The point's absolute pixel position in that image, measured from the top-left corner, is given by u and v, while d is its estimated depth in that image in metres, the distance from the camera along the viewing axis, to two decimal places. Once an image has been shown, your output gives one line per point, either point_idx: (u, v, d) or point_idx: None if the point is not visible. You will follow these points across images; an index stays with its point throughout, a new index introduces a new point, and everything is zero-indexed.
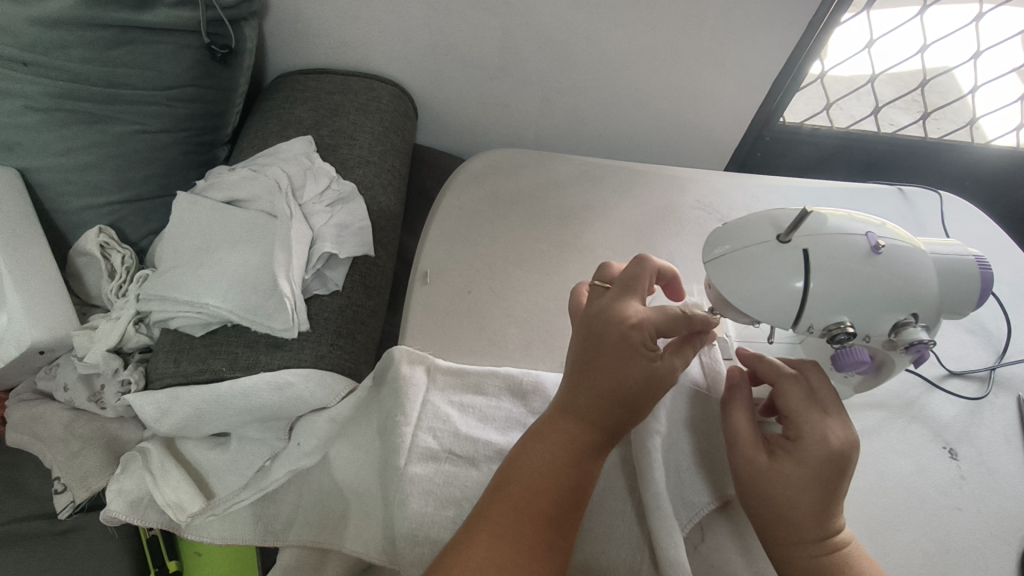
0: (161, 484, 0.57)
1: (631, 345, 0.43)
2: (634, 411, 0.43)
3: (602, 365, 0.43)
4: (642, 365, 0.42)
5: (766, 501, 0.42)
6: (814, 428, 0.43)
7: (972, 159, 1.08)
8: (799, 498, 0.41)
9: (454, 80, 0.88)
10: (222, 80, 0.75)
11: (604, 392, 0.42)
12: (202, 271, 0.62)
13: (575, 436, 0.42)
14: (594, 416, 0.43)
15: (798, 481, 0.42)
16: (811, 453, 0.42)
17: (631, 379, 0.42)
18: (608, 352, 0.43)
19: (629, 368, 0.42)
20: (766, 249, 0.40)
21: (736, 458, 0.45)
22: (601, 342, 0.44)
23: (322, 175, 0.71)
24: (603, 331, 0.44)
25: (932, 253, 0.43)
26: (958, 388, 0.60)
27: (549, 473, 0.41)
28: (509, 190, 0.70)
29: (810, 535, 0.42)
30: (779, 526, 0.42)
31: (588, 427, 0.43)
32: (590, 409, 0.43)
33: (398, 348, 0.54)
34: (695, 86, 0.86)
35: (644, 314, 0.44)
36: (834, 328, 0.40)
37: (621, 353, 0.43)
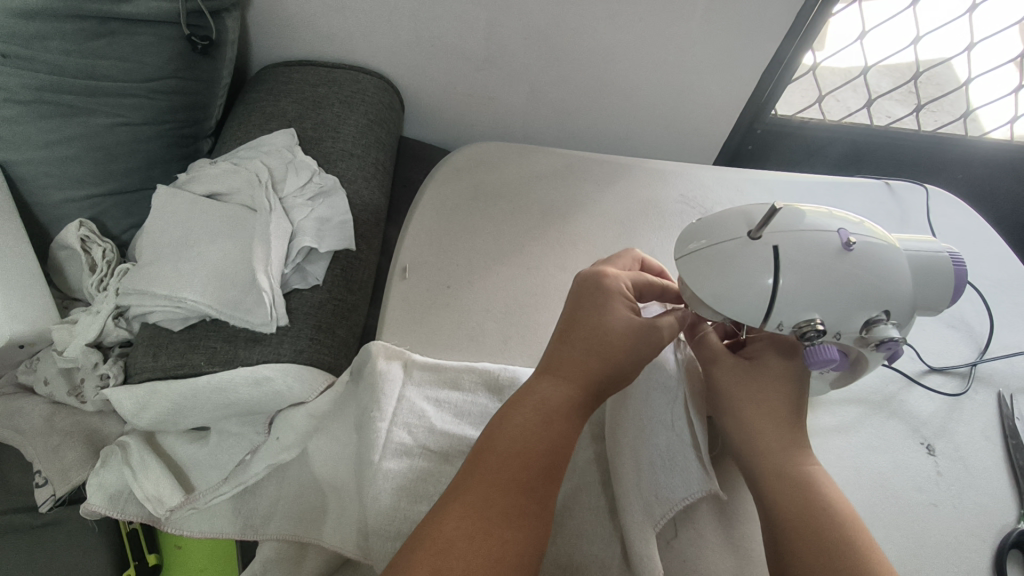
0: (140, 478, 0.57)
1: (610, 299, 0.46)
2: (618, 365, 0.44)
3: (585, 319, 0.46)
4: (623, 316, 0.45)
5: (751, 397, 0.48)
6: (777, 338, 0.51)
7: (967, 152, 1.08)
8: (777, 393, 0.47)
9: (441, 72, 0.87)
10: (203, 72, 0.74)
11: (582, 351, 0.44)
12: (182, 265, 0.62)
13: (559, 390, 0.43)
14: (577, 371, 0.44)
15: (775, 378, 0.48)
16: (780, 357, 0.49)
17: (613, 328, 0.45)
18: (594, 309, 0.46)
19: (609, 319, 0.45)
20: (736, 245, 0.40)
21: (717, 369, 0.50)
22: (583, 301, 0.47)
23: (303, 168, 0.71)
24: (584, 292, 0.47)
25: (906, 249, 0.42)
26: (937, 383, 0.60)
27: (530, 431, 0.41)
28: (493, 183, 0.69)
29: (788, 431, 0.46)
30: (761, 421, 0.46)
31: (569, 385, 0.43)
32: (575, 366, 0.44)
33: (375, 343, 0.54)
34: (684, 78, 0.85)
35: (619, 276, 0.48)
36: (805, 325, 0.40)
37: (602, 306, 0.46)
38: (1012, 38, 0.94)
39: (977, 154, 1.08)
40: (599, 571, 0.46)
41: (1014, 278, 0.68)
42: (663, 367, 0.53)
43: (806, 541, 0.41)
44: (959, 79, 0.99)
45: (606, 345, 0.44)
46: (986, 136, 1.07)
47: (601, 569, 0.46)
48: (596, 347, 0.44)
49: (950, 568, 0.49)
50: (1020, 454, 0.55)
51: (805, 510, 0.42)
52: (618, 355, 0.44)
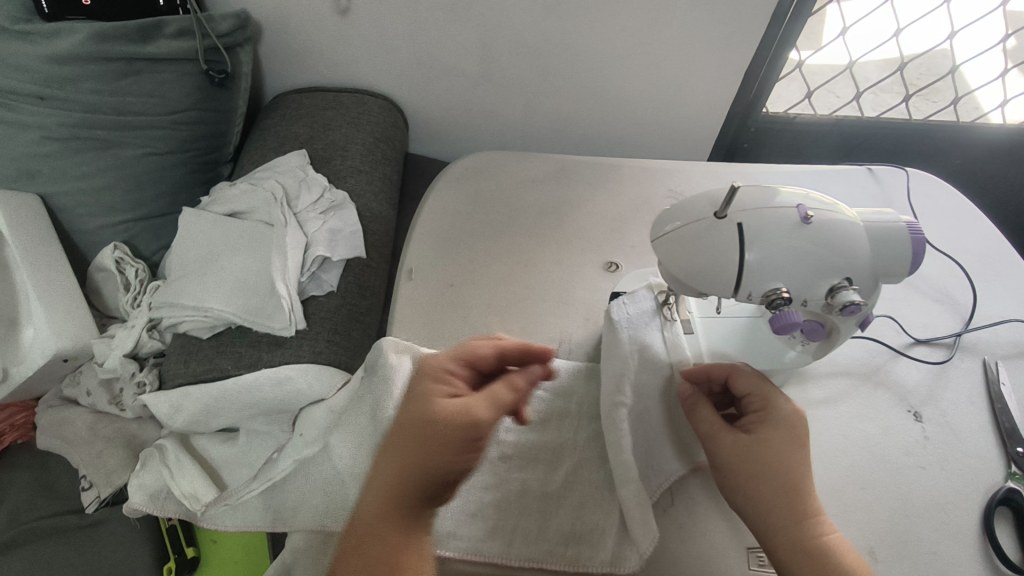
0: (177, 478, 0.63)
1: (419, 386, 0.43)
2: (420, 459, 0.39)
3: (399, 413, 0.42)
4: (426, 410, 0.40)
5: (761, 473, 0.46)
6: (774, 402, 0.49)
7: (965, 136, 1.10)
8: (786, 464, 0.46)
9: (440, 89, 0.93)
10: (220, 103, 0.81)
11: (399, 449, 0.39)
12: (207, 279, 0.67)
13: (389, 477, 0.39)
14: (395, 460, 0.39)
15: (782, 449, 0.47)
16: (779, 424, 0.48)
17: (428, 416, 0.40)
18: (417, 395, 0.42)
19: (417, 417, 0.40)
20: (705, 225, 0.44)
21: (717, 446, 0.48)
22: (406, 393, 0.44)
23: (315, 185, 0.76)
24: (412, 382, 0.44)
25: (865, 223, 0.45)
26: (923, 354, 0.62)
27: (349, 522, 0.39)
28: (491, 190, 0.74)
29: (794, 499, 0.45)
30: (765, 475, 0.46)
31: (383, 487, 0.39)
32: (385, 465, 0.39)
33: (386, 339, 0.58)
34: (674, 80, 0.89)
35: (436, 355, 0.45)
36: (772, 294, 0.43)
37: (418, 394, 0.42)
38: (994, 23, 0.97)
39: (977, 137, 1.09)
40: (599, 538, 0.49)
41: (998, 251, 0.71)
42: (650, 346, 0.55)
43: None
44: (950, 64, 1.01)
45: (433, 439, 0.39)
46: (983, 119, 1.08)
47: (602, 537, 0.49)
48: (409, 444, 0.39)
49: (938, 527, 0.52)
50: (1006, 417, 0.57)
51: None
52: (415, 451, 0.39)
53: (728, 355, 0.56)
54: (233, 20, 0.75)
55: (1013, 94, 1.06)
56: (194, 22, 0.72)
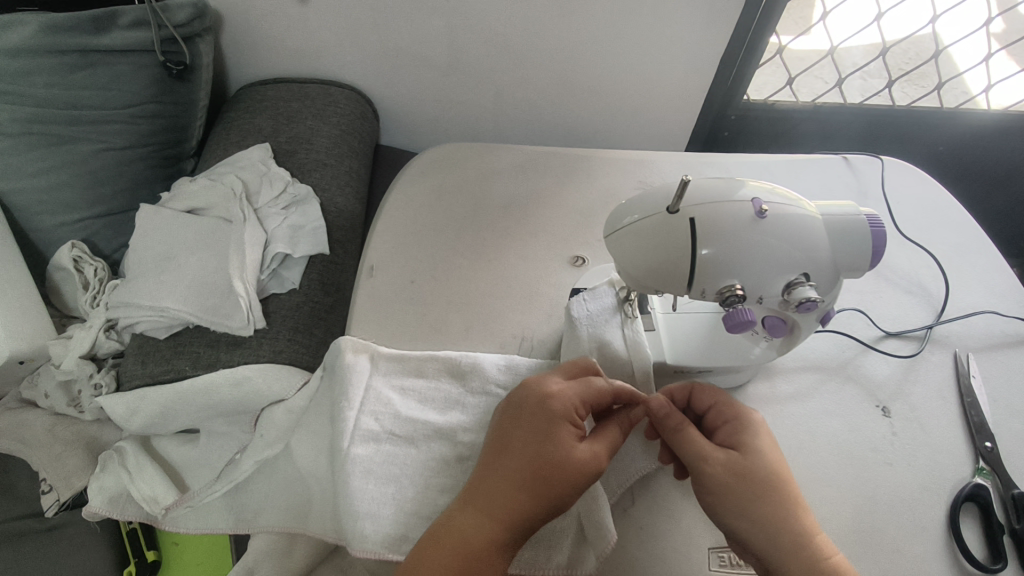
0: (136, 480, 0.62)
1: (542, 422, 0.44)
2: (544, 503, 0.42)
3: (523, 444, 0.43)
4: (552, 453, 0.42)
5: (757, 490, 0.43)
6: (745, 411, 0.48)
7: (946, 123, 1.08)
8: (775, 476, 0.44)
9: (410, 79, 0.91)
10: (180, 95, 0.78)
11: (520, 487, 0.42)
12: (165, 277, 0.65)
13: (509, 509, 0.42)
14: (534, 495, 0.42)
15: (767, 461, 0.45)
16: (756, 433, 0.46)
17: (556, 461, 0.42)
18: (535, 432, 0.44)
19: (550, 458, 0.42)
20: (658, 220, 0.42)
21: (711, 466, 0.44)
22: (519, 420, 0.45)
23: (277, 180, 0.74)
24: (526, 410, 0.45)
25: (823, 216, 0.43)
26: (893, 347, 0.61)
27: (447, 541, 0.42)
28: (457, 183, 0.72)
29: (798, 513, 0.43)
30: (766, 492, 0.43)
31: (500, 517, 0.42)
32: (502, 501, 0.42)
33: (344, 338, 0.57)
34: (648, 69, 0.87)
35: (567, 390, 0.46)
36: (726, 290, 0.42)
37: (543, 431, 0.43)
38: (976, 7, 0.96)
39: (958, 123, 1.08)
40: (557, 539, 0.49)
41: (973, 240, 0.69)
42: (611, 343, 0.53)
43: None
44: (936, 46, 0.99)
45: (555, 484, 0.42)
46: (971, 102, 1.07)
47: (560, 538, 0.49)
48: (533, 483, 0.42)
49: (904, 525, 0.51)
50: (975, 411, 0.56)
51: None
52: (555, 496, 0.42)
53: (691, 353, 0.53)
54: (190, 9, 0.73)
55: (997, 79, 1.04)
56: (149, 11, 0.70)
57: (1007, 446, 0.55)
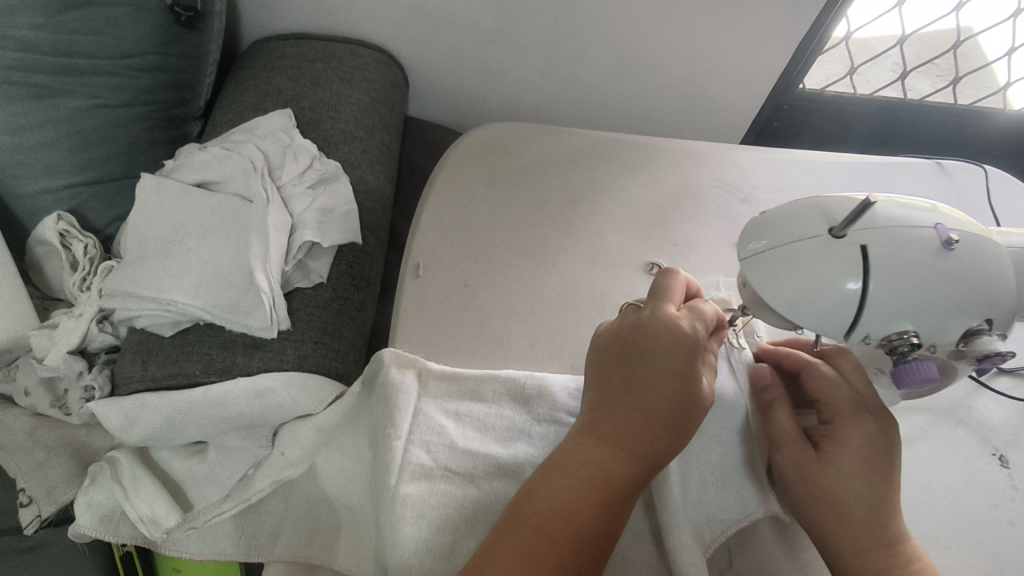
0: (132, 497, 0.53)
1: (682, 359, 0.39)
2: (676, 440, 0.39)
3: (663, 381, 0.39)
4: (689, 387, 0.39)
5: (823, 500, 0.41)
6: (845, 413, 0.44)
7: (1012, 128, 1.01)
8: (848, 487, 0.41)
9: (448, 44, 0.80)
10: (189, 47, 0.68)
11: (655, 424, 0.38)
12: (171, 263, 0.55)
13: (653, 448, 0.38)
14: (678, 433, 0.39)
15: (845, 471, 0.42)
16: (847, 440, 0.43)
17: (692, 401, 0.39)
18: (670, 364, 0.39)
19: (685, 394, 0.39)
20: (816, 245, 0.34)
21: (781, 458, 0.44)
22: (650, 354, 0.40)
23: (302, 153, 0.64)
24: (657, 343, 0.40)
25: (1008, 245, 0.36)
26: (1005, 387, 0.54)
27: (585, 481, 0.38)
28: (511, 168, 0.63)
29: (878, 531, 0.40)
30: (835, 501, 0.41)
31: (635, 454, 0.38)
32: (638, 436, 0.38)
33: (386, 350, 0.48)
34: (715, 51, 0.78)
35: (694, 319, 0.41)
36: (896, 338, 0.34)
37: (683, 370, 0.39)
38: None
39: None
40: None
41: None
42: None
43: None
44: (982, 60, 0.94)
45: (689, 422, 0.39)
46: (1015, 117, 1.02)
47: None
48: (668, 420, 0.39)
49: None
50: None
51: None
52: (685, 432, 0.39)
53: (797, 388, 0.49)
54: None
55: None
56: None
57: None
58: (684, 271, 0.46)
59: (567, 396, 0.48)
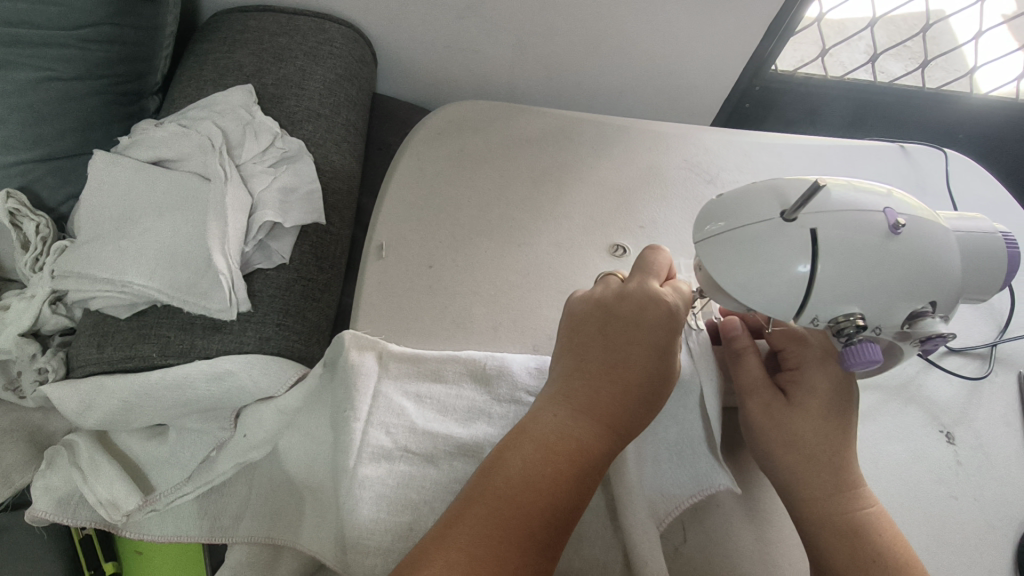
0: (91, 481, 0.52)
1: (664, 336, 0.41)
2: (646, 415, 0.41)
3: (644, 356, 0.40)
4: (665, 364, 0.41)
5: (789, 441, 0.43)
6: (811, 358, 0.45)
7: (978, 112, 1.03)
8: (817, 431, 0.42)
9: (416, 19, 0.78)
10: (144, 18, 0.64)
11: (631, 398, 0.40)
12: (126, 244, 0.54)
13: (627, 422, 0.40)
14: (650, 409, 0.41)
15: (814, 415, 0.43)
16: (814, 385, 0.44)
17: (665, 378, 0.41)
18: (650, 341, 0.41)
19: (660, 371, 0.41)
20: (768, 228, 0.35)
21: (750, 403, 0.45)
22: (635, 329, 0.41)
23: (263, 131, 0.62)
24: (642, 318, 0.41)
25: (957, 228, 0.37)
26: (955, 366, 0.56)
27: (561, 451, 0.38)
28: (478, 147, 0.62)
29: (839, 470, 0.42)
30: (799, 441, 0.42)
31: (610, 427, 0.39)
32: (614, 410, 0.40)
33: (347, 333, 0.48)
34: (686, 31, 0.78)
35: (677, 296, 0.43)
36: (843, 320, 0.35)
37: (663, 347, 0.41)
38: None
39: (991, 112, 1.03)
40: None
41: None
42: None
43: (847, 559, 0.39)
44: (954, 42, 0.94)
45: (659, 398, 0.41)
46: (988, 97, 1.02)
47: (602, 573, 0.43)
48: (642, 395, 0.40)
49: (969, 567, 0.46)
50: None
51: (847, 544, 0.39)
52: (654, 408, 0.41)
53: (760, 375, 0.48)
54: None
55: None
56: None
57: None
58: (666, 249, 0.46)
59: (527, 376, 0.48)
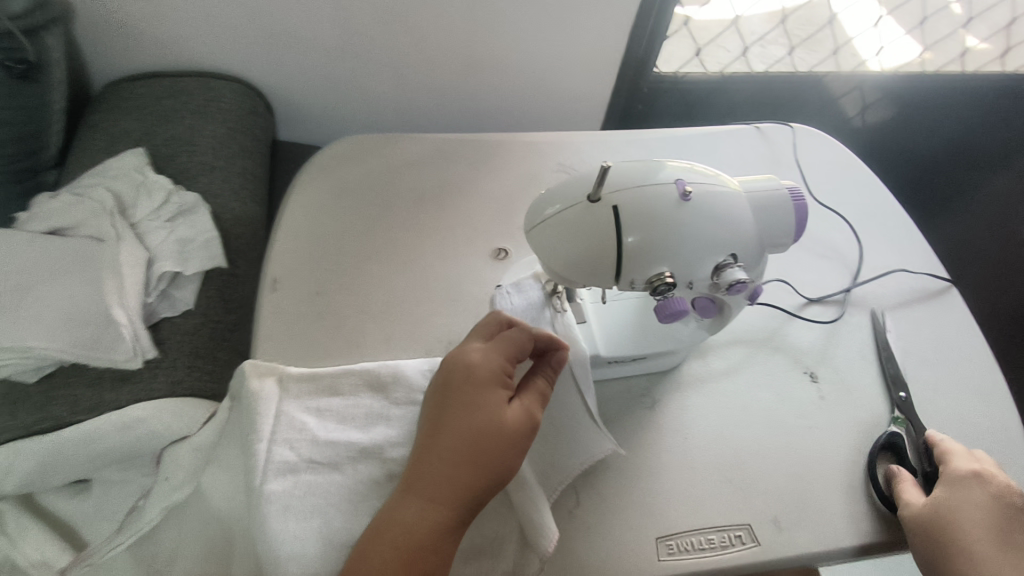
0: (20, 545, 0.54)
1: (474, 392, 0.41)
2: (485, 471, 0.39)
3: (458, 419, 0.40)
4: (486, 417, 0.40)
5: None
6: None
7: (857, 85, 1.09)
8: None
9: (305, 68, 0.83)
10: (29, 99, 0.68)
11: (456, 460, 0.39)
12: (18, 310, 0.55)
13: (455, 488, 0.39)
14: (481, 466, 0.39)
15: None
16: None
17: (492, 429, 0.40)
18: (463, 401, 0.41)
19: (481, 425, 0.40)
20: (579, 209, 0.39)
21: None
22: (448, 397, 0.41)
23: (157, 188, 0.66)
24: (453, 384, 0.42)
25: (747, 190, 0.42)
26: (815, 313, 0.62)
27: (392, 538, 0.38)
28: (359, 178, 0.66)
29: None
30: None
31: (440, 498, 0.38)
32: (440, 480, 0.39)
33: (246, 363, 0.52)
34: (557, 46, 0.85)
35: (491, 351, 0.43)
36: (655, 280, 0.40)
37: (477, 402, 0.41)
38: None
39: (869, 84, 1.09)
40: (499, 548, 0.46)
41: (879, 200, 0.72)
42: None
43: None
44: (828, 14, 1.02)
45: (494, 449, 0.40)
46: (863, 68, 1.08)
47: (501, 546, 0.46)
48: (467, 454, 0.39)
49: (836, 488, 0.51)
50: (892, 366, 0.58)
51: None
52: (495, 462, 0.39)
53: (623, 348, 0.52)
54: None
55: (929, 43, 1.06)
56: None
57: (925, 399, 0.57)
58: (499, 311, 0.48)
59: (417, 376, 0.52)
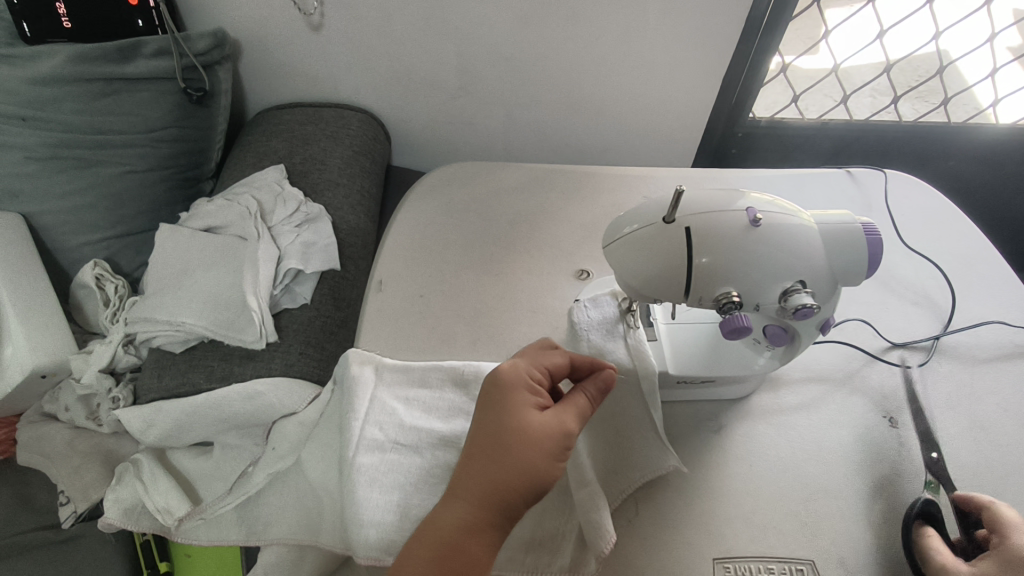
0: (151, 492, 0.60)
1: (499, 395, 0.43)
2: (510, 468, 0.39)
3: (487, 423, 0.42)
4: (510, 417, 0.41)
5: None
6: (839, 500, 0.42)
7: (965, 138, 1.03)
8: None
9: (420, 102, 0.93)
10: (199, 120, 0.83)
11: (480, 456, 0.40)
12: (182, 292, 0.68)
13: (479, 489, 0.39)
14: (505, 468, 0.39)
15: None
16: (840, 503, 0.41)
17: (515, 426, 0.41)
18: (491, 402, 0.43)
19: (506, 424, 0.41)
20: (654, 229, 0.43)
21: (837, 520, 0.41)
22: (478, 402, 0.44)
23: (291, 200, 0.77)
24: (485, 393, 0.44)
25: (820, 224, 0.45)
26: (900, 358, 0.61)
27: (420, 531, 0.39)
28: (463, 199, 0.74)
29: None
30: None
31: (467, 493, 0.39)
32: (467, 475, 0.40)
33: (352, 350, 0.58)
34: (651, 90, 0.89)
35: (521, 363, 0.45)
36: (723, 298, 0.43)
37: (501, 403, 0.43)
38: (983, 57, 0.96)
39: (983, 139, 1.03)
40: (559, 543, 0.47)
41: (979, 253, 0.70)
42: (613, 355, 0.54)
43: None
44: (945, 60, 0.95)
45: (521, 446, 0.40)
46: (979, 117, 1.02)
47: (562, 542, 0.48)
48: (493, 451, 0.40)
49: None
50: (983, 421, 0.56)
51: None
52: (521, 459, 0.40)
53: (693, 365, 0.54)
54: (210, 39, 0.78)
55: None
56: (171, 42, 0.76)
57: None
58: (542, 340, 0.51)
59: None
